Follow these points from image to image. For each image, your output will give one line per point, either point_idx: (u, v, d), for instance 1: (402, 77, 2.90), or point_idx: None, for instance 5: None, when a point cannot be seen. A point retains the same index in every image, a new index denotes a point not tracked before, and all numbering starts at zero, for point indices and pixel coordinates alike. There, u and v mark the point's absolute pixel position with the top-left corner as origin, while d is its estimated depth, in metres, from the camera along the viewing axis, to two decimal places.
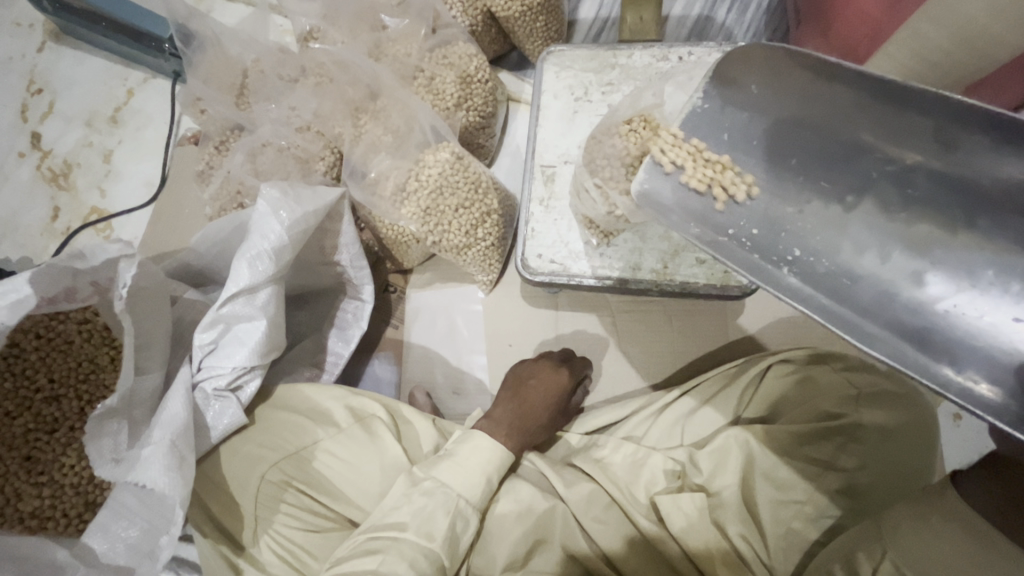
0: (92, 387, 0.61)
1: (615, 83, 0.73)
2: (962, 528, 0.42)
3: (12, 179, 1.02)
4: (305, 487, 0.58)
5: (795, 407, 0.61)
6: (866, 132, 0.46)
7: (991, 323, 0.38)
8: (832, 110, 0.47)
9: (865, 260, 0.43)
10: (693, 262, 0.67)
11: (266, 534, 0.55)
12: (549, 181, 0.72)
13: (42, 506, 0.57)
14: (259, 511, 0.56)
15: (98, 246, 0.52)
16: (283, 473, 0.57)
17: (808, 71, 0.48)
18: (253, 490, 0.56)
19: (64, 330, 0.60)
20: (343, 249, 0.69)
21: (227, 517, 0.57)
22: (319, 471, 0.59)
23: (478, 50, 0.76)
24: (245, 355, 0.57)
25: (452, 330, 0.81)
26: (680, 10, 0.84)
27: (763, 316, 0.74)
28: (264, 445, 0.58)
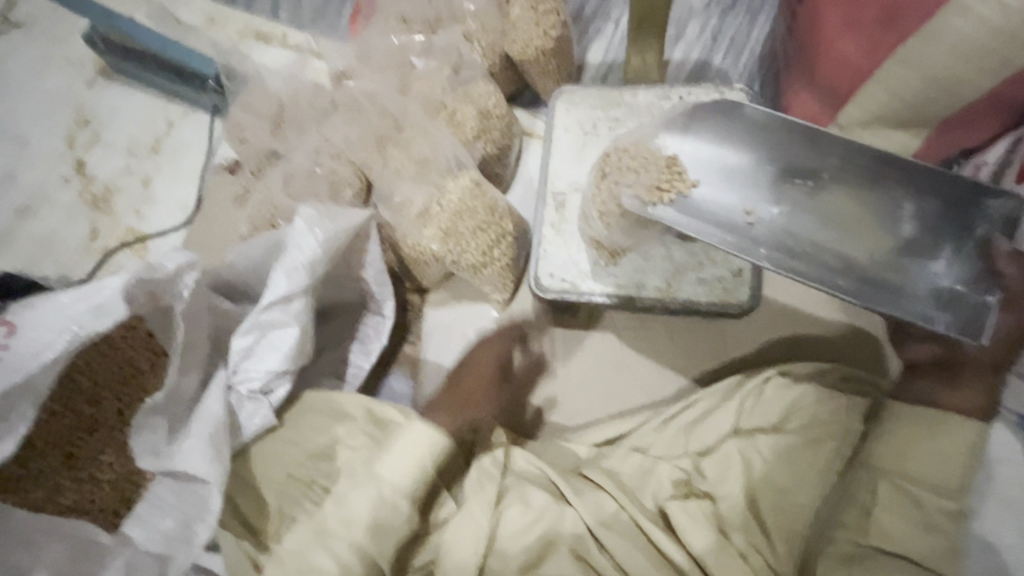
0: (133, 389, 0.65)
1: (621, 118, 0.80)
2: (917, 422, 0.58)
3: (56, 201, 1.09)
4: (327, 485, 0.59)
5: (794, 415, 0.64)
6: (798, 156, 0.59)
7: (928, 272, 0.54)
8: (784, 157, 0.60)
9: (840, 245, 0.56)
10: (695, 280, 0.71)
11: (290, 532, 0.58)
12: (561, 207, 0.77)
13: (81, 500, 0.61)
14: (286, 511, 0.59)
15: (163, 258, 0.59)
16: (308, 472, 0.60)
17: (747, 118, 0.61)
18: (280, 490, 0.60)
19: (108, 334, 0.64)
20: (369, 266, 0.74)
21: (256, 515, 0.59)
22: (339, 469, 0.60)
23: (496, 88, 0.83)
24: (279, 360, 0.61)
25: (466, 345, 0.85)
26: (681, 54, 0.92)
27: (762, 335, 0.78)
28: (292, 446, 0.62)
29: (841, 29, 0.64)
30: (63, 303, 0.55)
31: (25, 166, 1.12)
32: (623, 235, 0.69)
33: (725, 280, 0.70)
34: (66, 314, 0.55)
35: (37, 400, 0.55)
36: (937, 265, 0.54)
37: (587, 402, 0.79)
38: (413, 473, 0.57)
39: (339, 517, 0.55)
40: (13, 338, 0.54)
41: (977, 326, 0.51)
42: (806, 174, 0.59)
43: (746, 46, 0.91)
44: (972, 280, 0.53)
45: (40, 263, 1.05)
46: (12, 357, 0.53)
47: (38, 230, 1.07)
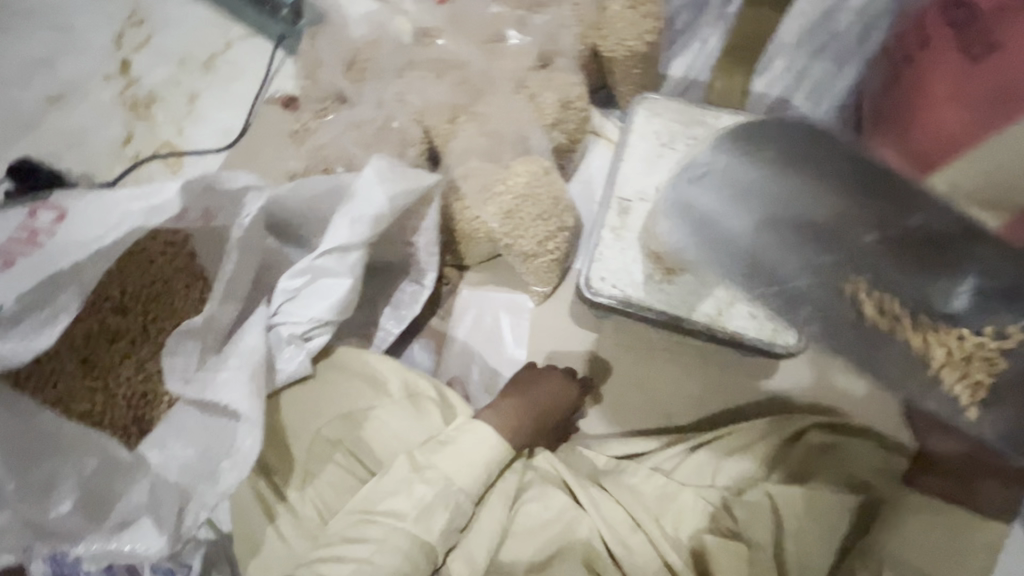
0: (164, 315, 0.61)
1: (700, 138, 0.79)
2: (950, 516, 0.63)
3: (93, 96, 1.04)
4: (353, 451, 0.59)
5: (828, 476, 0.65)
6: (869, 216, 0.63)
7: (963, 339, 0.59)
8: (848, 193, 0.63)
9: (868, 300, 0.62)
10: (746, 315, 0.71)
11: (310, 489, 0.57)
12: (624, 213, 0.76)
13: (91, 411, 0.58)
14: (308, 464, 0.58)
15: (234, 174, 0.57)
16: (335, 432, 0.59)
17: (822, 160, 0.64)
18: (305, 443, 0.58)
19: (149, 247, 0.62)
20: (422, 233, 0.72)
21: (276, 461, 0.58)
22: (366, 437, 0.59)
23: (579, 80, 0.81)
24: (322, 309, 0.60)
25: (496, 331, 0.83)
26: (763, 87, 0.91)
27: (793, 382, 0.78)
28: (321, 402, 0.60)
29: None
30: (114, 197, 0.52)
31: (67, 53, 1.07)
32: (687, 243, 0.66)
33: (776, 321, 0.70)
34: (116, 210, 0.52)
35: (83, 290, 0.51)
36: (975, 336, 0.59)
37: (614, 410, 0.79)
38: (470, 467, 0.57)
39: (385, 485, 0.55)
40: (62, 224, 0.52)
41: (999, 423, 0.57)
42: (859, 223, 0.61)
43: (828, 92, 0.90)
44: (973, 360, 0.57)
45: (66, 157, 1.00)
46: (60, 241, 0.51)
47: (69, 123, 1.03)
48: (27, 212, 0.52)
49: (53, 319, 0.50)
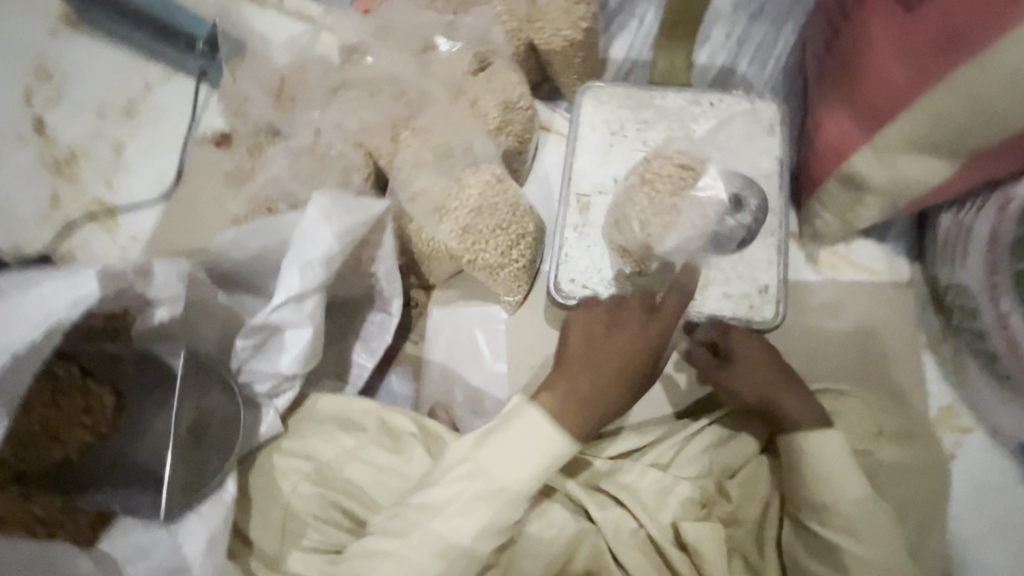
0: (98, 413, 0.55)
1: (650, 121, 0.77)
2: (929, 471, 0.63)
3: (10, 162, 0.97)
4: (336, 496, 0.56)
5: (815, 425, 0.59)
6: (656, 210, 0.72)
7: (717, 306, 0.69)
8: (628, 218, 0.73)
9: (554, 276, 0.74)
10: (720, 295, 0.69)
11: (292, 549, 0.54)
12: (584, 209, 0.74)
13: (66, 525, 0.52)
14: (288, 525, 0.55)
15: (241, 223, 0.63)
16: (315, 483, 0.56)
17: (597, 152, 0.76)
18: (283, 501, 0.56)
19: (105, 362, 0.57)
20: (380, 262, 0.69)
21: (261, 535, 0.55)
22: (351, 478, 0.57)
23: (520, 78, 0.79)
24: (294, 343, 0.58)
25: (474, 345, 0.80)
26: (705, 58, 0.90)
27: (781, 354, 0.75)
28: (299, 453, 0.58)
29: (891, 53, 0.62)
30: (30, 293, 0.49)
31: None
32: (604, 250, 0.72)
33: (750, 297, 0.69)
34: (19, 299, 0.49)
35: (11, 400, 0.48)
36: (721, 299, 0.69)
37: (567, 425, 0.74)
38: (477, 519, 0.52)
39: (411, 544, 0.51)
40: None
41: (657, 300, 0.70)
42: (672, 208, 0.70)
43: (771, 55, 0.89)
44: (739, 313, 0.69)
45: None
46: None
47: None
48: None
49: None
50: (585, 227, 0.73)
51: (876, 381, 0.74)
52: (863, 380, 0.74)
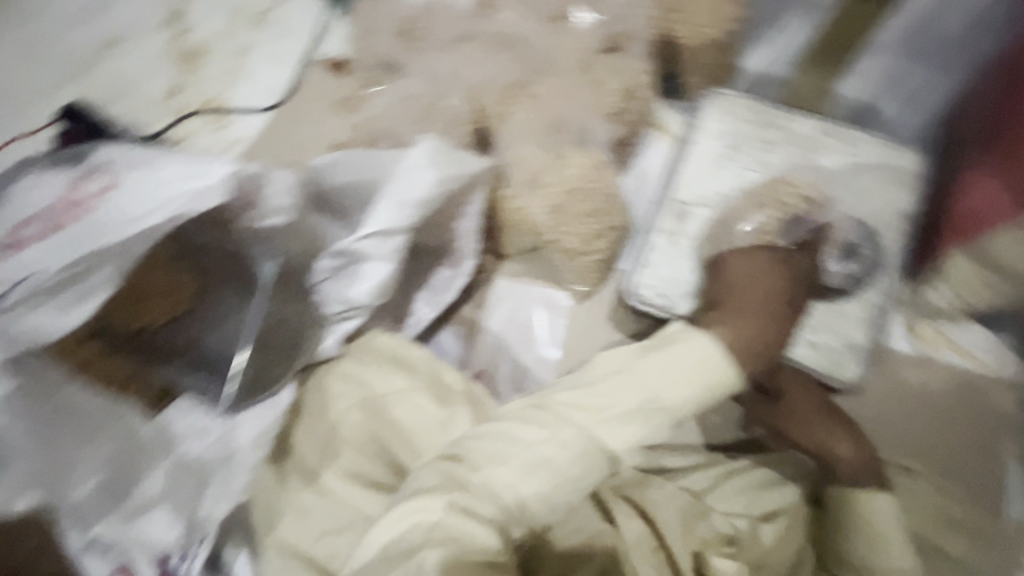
0: (176, 294, 0.56)
1: (772, 142, 0.72)
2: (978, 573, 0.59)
3: (144, 45, 1.02)
4: (378, 428, 0.57)
5: (865, 483, 0.58)
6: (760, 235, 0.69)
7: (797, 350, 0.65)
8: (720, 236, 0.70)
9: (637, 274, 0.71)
10: (803, 341, 0.65)
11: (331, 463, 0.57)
12: (681, 218, 0.71)
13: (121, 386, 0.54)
14: (329, 442, 0.57)
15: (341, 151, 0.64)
16: (362, 412, 0.58)
17: (709, 162, 0.73)
18: (330, 420, 0.58)
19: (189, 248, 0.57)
20: (465, 219, 0.69)
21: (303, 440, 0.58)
22: (395, 418, 0.58)
23: (648, 67, 0.75)
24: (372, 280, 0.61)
25: (529, 326, 0.80)
26: (851, 91, 0.81)
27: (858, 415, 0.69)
28: (352, 379, 0.60)
29: None
30: (160, 174, 0.54)
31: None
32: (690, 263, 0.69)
33: (834, 351, 0.65)
34: (149, 176, 0.53)
35: (120, 268, 0.52)
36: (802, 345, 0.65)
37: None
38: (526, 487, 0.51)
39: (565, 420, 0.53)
40: (109, 194, 0.52)
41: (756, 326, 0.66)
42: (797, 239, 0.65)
43: (925, 99, 0.80)
44: (818, 363, 0.65)
45: (113, 102, 0.98)
46: (101, 217, 0.51)
47: (122, 66, 1.00)
48: (71, 176, 0.53)
49: (90, 291, 0.51)
50: (676, 235, 0.70)
51: (960, 479, 0.65)
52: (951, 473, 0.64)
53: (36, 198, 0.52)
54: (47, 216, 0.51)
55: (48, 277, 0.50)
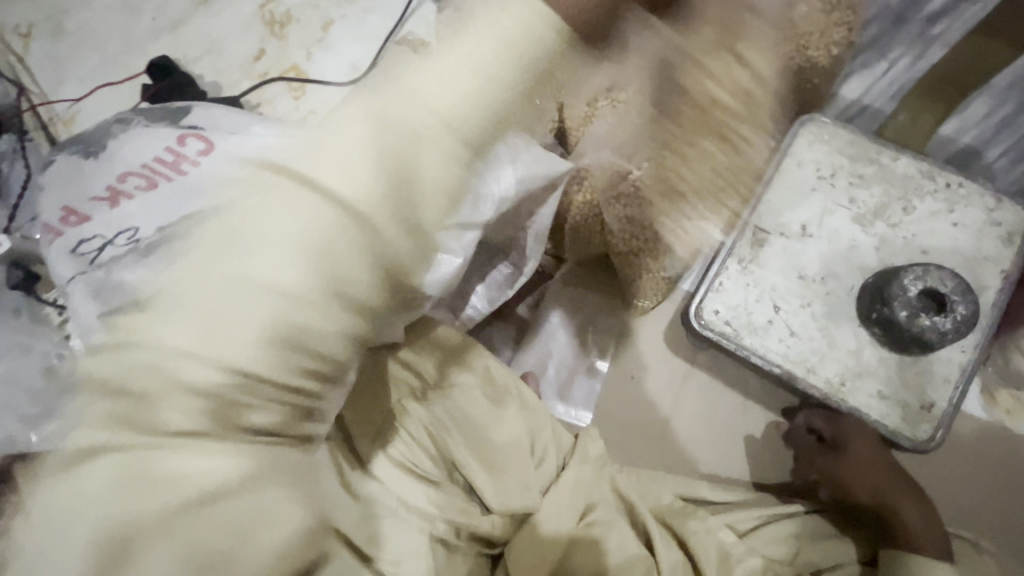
0: None
1: (867, 178, 0.68)
2: None
3: (236, 7, 1.03)
4: (434, 421, 0.60)
5: (933, 551, 0.56)
6: (850, 282, 0.66)
7: (864, 400, 0.62)
8: (798, 270, 0.67)
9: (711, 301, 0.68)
10: (872, 392, 0.62)
11: (382, 451, 0.58)
12: (757, 245, 0.68)
13: None
14: (383, 428, 0.59)
15: None
16: (420, 404, 0.61)
17: (796, 191, 0.69)
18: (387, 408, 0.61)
19: None
20: (537, 219, 0.69)
21: (357, 426, 0.59)
22: (451, 411, 0.61)
23: (745, 86, 0.73)
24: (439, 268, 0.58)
25: (581, 331, 0.79)
26: (951, 130, 0.78)
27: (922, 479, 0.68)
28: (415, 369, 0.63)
29: None
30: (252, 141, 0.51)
31: None
32: (762, 294, 0.66)
33: (908, 408, 0.61)
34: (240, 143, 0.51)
35: None
36: (870, 395, 0.62)
37: (649, 455, 0.74)
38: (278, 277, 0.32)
39: (342, 249, 0.33)
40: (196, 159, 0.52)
41: (831, 370, 0.63)
42: (891, 283, 0.61)
43: None
44: (886, 416, 0.62)
45: (200, 62, 1.01)
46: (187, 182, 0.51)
47: (211, 26, 1.02)
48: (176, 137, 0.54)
49: None
50: (751, 261, 0.68)
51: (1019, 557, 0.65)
52: (996, 550, 0.63)
53: (141, 152, 0.54)
54: (145, 173, 0.53)
55: (135, 231, 0.49)
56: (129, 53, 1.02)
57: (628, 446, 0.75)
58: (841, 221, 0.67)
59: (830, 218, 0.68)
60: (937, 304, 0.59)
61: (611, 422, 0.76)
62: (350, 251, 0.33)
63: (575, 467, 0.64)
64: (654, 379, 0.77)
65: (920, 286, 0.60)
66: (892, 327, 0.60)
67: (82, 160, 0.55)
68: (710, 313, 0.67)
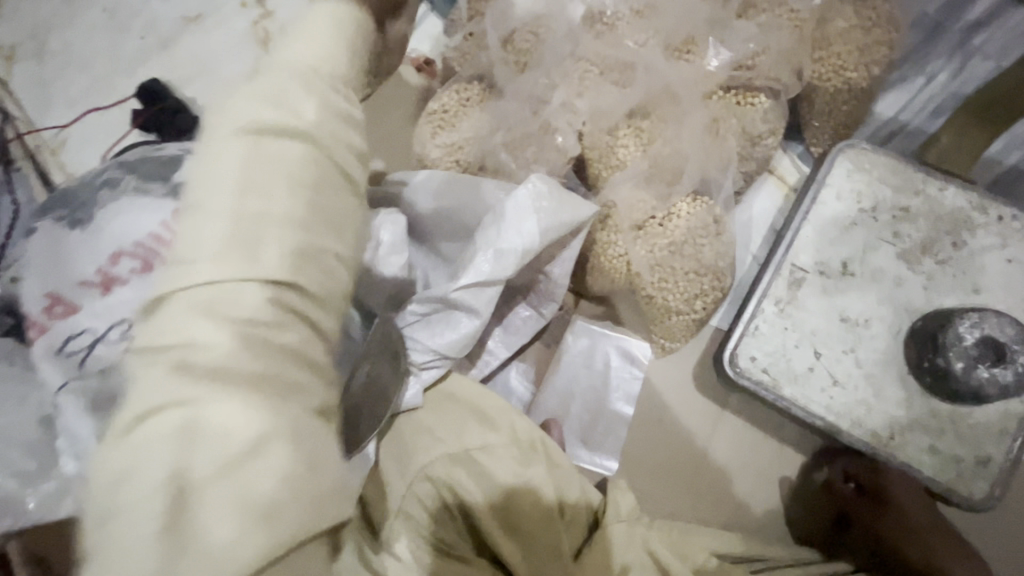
0: None
1: (913, 211, 0.64)
2: None
3: (226, 23, 0.97)
4: (458, 488, 0.57)
5: None
6: (897, 325, 0.61)
7: (914, 455, 0.58)
8: (841, 312, 0.62)
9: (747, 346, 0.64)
10: (924, 446, 0.58)
11: (406, 523, 0.56)
12: (795, 285, 0.63)
13: None
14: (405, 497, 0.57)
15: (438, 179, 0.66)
16: (442, 469, 0.58)
17: (836, 225, 0.64)
18: (408, 476, 0.58)
19: None
20: (558, 263, 0.64)
21: (379, 496, 0.57)
22: (475, 475, 0.58)
23: (779, 111, 0.67)
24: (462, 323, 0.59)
25: (605, 372, 0.74)
26: (996, 150, 0.73)
27: (967, 529, 0.65)
28: (434, 430, 0.59)
29: None
30: None
31: None
32: (802, 339, 0.62)
33: (963, 464, 0.57)
34: None
35: None
36: (921, 450, 0.58)
37: (680, 506, 0.71)
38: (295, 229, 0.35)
39: (265, 178, 0.34)
40: None
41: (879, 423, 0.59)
42: (942, 331, 0.57)
43: None
44: (939, 473, 0.58)
45: (190, 83, 0.94)
46: None
47: (202, 44, 0.96)
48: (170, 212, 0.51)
49: None
50: (789, 303, 0.63)
51: None
52: None
53: (132, 229, 0.51)
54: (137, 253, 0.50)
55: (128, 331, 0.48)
56: (116, 74, 0.95)
57: (658, 495, 0.71)
58: (885, 258, 0.63)
59: (873, 255, 0.63)
60: (997, 352, 0.54)
61: (639, 470, 0.72)
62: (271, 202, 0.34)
63: (608, 526, 0.60)
64: (683, 424, 0.73)
65: (977, 334, 0.55)
66: (946, 378, 0.56)
67: (67, 233, 0.52)
68: (745, 361, 0.63)
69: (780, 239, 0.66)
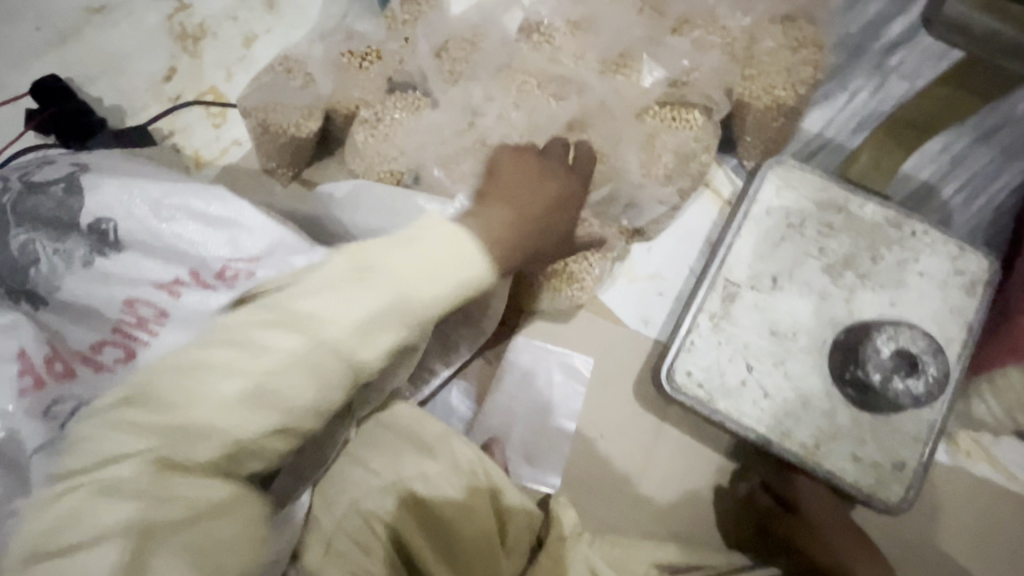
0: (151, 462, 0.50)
1: (836, 227, 0.66)
2: None
3: (136, 16, 0.88)
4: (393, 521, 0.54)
5: None
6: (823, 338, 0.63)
7: (838, 463, 0.61)
8: (771, 325, 0.64)
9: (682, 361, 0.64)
10: (847, 455, 0.61)
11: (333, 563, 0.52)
12: (728, 300, 0.65)
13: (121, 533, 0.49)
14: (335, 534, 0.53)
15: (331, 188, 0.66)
16: (375, 501, 0.55)
17: (766, 241, 0.66)
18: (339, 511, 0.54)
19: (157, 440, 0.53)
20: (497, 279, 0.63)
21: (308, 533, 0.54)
22: (411, 504, 0.55)
23: (713, 127, 0.68)
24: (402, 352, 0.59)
25: (547, 389, 0.73)
26: (909, 168, 0.77)
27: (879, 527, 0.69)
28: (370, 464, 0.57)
29: None
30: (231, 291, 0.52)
31: None
32: (736, 353, 0.63)
33: (881, 470, 0.60)
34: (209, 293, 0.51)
35: None
36: (845, 456, 0.61)
37: (620, 519, 0.71)
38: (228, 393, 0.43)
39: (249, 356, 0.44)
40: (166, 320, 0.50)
41: (805, 431, 0.61)
42: (860, 347, 0.60)
43: (988, 190, 0.75)
44: (862, 479, 0.60)
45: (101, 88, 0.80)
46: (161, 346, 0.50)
47: (109, 39, 0.87)
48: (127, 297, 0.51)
49: None
50: (722, 318, 0.64)
51: None
52: None
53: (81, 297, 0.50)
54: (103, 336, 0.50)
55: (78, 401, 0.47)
56: (8, 70, 0.85)
57: (600, 509, 0.71)
58: (812, 272, 0.65)
59: (799, 269, 0.65)
60: (910, 364, 0.58)
61: (581, 486, 0.72)
62: (370, 330, 0.46)
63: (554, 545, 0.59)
64: (625, 436, 0.73)
65: (893, 346, 0.58)
66: (866, 389, 0.59)
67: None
68: (681, 376, 0.63)
69: (715, 253, 0.67)
